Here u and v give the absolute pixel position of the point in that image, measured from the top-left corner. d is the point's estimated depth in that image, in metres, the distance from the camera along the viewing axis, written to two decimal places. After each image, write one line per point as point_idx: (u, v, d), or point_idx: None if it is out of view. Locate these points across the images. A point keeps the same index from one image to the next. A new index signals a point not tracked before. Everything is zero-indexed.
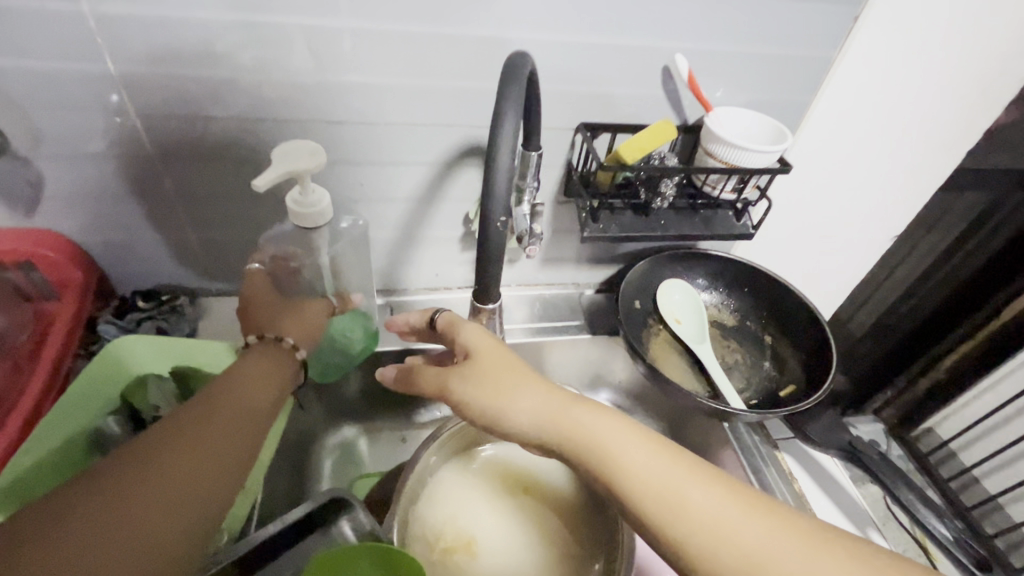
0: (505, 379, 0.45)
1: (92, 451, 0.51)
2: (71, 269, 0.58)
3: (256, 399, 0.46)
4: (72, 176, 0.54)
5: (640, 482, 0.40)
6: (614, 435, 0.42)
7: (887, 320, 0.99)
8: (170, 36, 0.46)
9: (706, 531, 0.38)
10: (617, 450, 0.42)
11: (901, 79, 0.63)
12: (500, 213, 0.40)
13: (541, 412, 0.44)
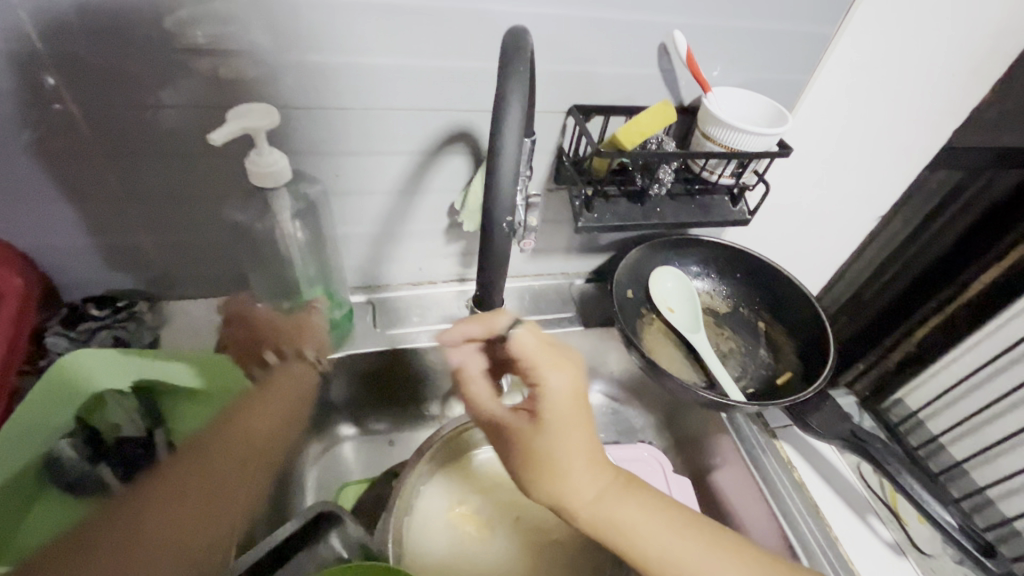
0: (574, 463, 0.43)
1: (51, 477, 0.47)
2: (9, 275, 0.52)
3: (250, 430, 0.55)
4: (4, 172, 0.48)
5: (653, 551, 0.45)
6: (650, 523, 0.45)
7: (858, 298, 0.97)
8: (113, 9, 0.40)
9: None
10: (645, 534, 0.45)
11: (900, 57, 0.61)
12: (506, 214, 0.37)
13: (574, 498, 0.44)
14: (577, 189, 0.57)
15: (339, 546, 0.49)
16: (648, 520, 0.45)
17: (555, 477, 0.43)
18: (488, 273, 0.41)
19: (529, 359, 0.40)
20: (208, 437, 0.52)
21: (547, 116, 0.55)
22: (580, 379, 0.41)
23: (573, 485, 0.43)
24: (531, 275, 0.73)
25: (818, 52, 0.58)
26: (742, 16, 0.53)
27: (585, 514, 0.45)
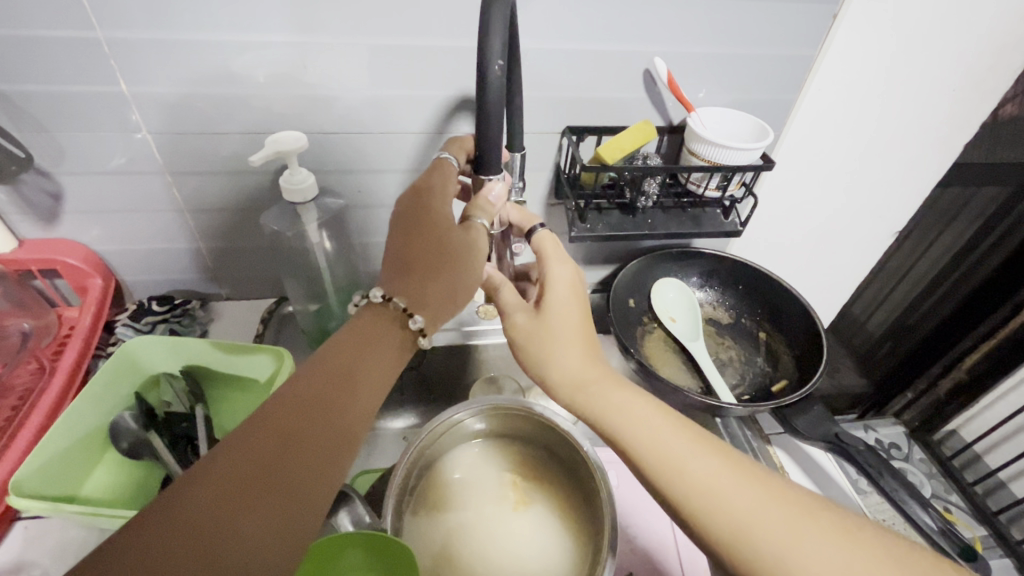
0: (563, 336, 0.48)
1: (113, 441, 0.55)
2: (92, 275, 0.63)
3: (368, 364, 0.43)
4: (91, 190, 0.58)
5: (641, 432, 0.44)
6: (643, 411, 0.45)
7: (903, 323, 0.97)
8: (182, 56, 0.50)
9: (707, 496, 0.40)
10: (638, 421, 0.45)
11: (894, 74, 0.63)
12: (496, 55, 0.39)
13: (573, 377, 0.47)
14: (570, 201, 0.62)
15: (347, 524, 0.50)
16: (642, 406, 0.45)
17: (560, 354, 0.48)
18: (485, 128, 0.43)
19: (546, 253, 0.52)
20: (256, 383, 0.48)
21: (543, 136, 0.61)
22: (579, 280, 0.51)
23: (563, 356, 0.48)
24: None
25: (803, 72, 0.61)
26: (723, 43, 0.57)
27: (576, 388, 0.47)
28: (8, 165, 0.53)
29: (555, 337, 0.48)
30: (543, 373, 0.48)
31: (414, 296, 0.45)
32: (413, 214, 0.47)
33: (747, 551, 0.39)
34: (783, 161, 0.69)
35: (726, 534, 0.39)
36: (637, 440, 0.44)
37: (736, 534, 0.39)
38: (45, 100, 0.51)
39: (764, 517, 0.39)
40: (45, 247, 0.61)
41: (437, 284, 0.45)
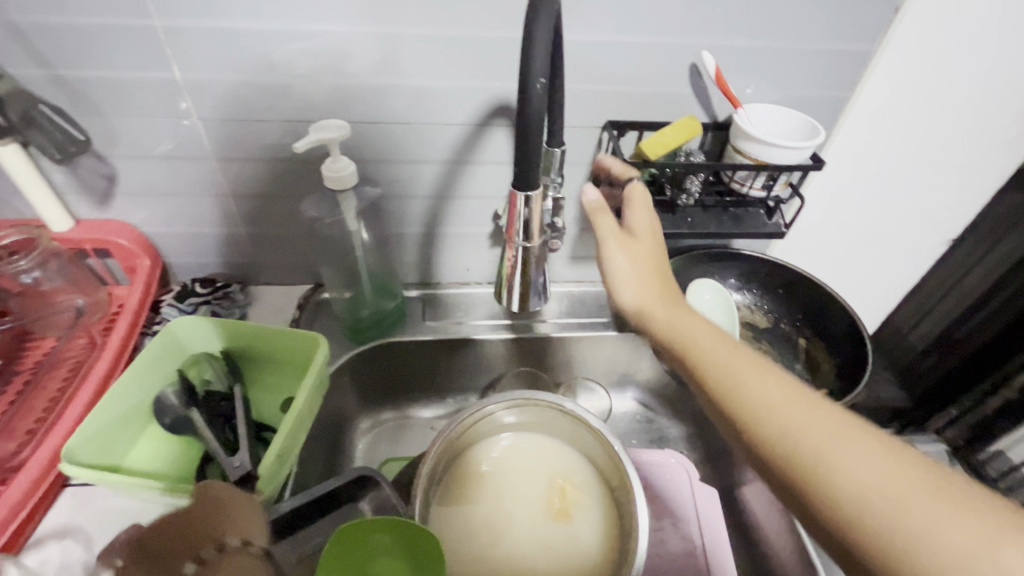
0: (645, 261, 0.48)
1: (156, 415, 0.57)
2: (141, 256, 0.65)
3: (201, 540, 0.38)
4: (143, 173, 0.60)
5: (712, 347, 0.43)
6: (716, 333, 0.44)
7: (950, 333, 0.89)
8: (230, 44, 0.51)
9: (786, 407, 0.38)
10: (711, 338, 0.43)
11: (957, 73, 0.60)
12: (541, 71, 0.34)
13: (646, 296, 0.47)
14: (609, 198, 0.61)
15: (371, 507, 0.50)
16: (716, 330, 0.44)
17: (634, 290, 0.47)
18: (528, 157, 0.37)
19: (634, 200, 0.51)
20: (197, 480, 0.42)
21: (581, 131, 0.60)
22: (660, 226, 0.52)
23: (639, 278, 0.47)
24: (572, 280, 0.77)
25: (859, 69, 0.59)
26: (775, 37, 0.55)
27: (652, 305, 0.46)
28: (68, 147, 0.54)
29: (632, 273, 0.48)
30: (617, 291, 0.48)
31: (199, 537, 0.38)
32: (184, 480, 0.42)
33: (828, 464, 0.35)
34: (831, 162, 0.67)
35: (805, 447, 0.36)
36: (708, 357, 0.42)
37: (820, 448, 0.35)
38: (103, 86, 0.53)
39: (847, 432, 0.36)
40: (99, 227, 0.64)
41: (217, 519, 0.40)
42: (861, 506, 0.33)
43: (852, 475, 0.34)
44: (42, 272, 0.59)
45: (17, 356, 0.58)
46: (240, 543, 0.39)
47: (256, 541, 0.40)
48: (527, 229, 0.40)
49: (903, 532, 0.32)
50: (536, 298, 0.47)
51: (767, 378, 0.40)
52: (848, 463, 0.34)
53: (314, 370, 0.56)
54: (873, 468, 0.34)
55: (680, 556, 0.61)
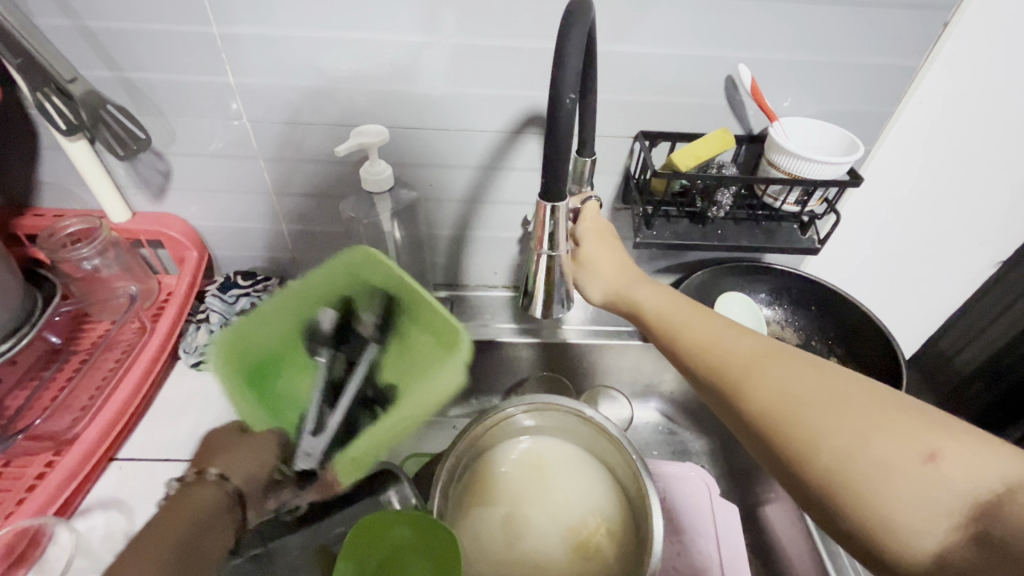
0: (600, 247, 0.52)
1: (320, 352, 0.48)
2: (189, 247, 0.69)
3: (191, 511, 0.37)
4: (194, 170, 0.64)
5: (653, 310, 0.46)
6: (658, 296, 0.47)
7: (996, 364, 0.88)
8: (278, 52, 0.54)
9: (709, 352, 0.40)
10: (656, 301, 0.46)
11: (1007, 90, 0.57)
12: (571, 86, 0.35)
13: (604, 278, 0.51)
14: (638, 207, 0.61)
15: (394, 503, 0.52)
16: (660, 292, 0.47)
17: (593, 272, 0.52)
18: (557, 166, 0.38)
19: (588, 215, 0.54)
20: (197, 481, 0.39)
21: (613, 140, 0.61)
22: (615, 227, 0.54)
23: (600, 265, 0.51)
24: None
25: (902, 84, 0.57)
26: (815, 49, 0.54)
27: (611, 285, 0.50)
28: (129, 144, 0.58)
29: (596, 246, 0.52)
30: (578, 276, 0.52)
31: (197, 500, 0.38)
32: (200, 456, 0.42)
33: (741, 403, 0.37)
34: (871, 178, 0.65)
35: (721, 386, 0.38)
36: (652, 316, 0.46)
37: (733, 389, 0.37)
38: (164, 87, 0.57)
39: (757, 371, 0.37)
40: (153, 219, 0.68)
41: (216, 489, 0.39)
42: (786, 433, 0.34)
43: (763, 410, 0.35)
44: (101, 263, 0.63)
45: (76, 336, 0.63)
46: (216, 476, 0.39)
47: (231, 480, 0.40)
48: (552, 241, 0.40)
49: (812, 452, 0.33)
50: (560, 305, 0.46)
51: (694, 327, 0.42)
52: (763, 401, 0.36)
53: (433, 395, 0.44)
54: (780, 397, 0.35)
55: (698, 570, 0.60)
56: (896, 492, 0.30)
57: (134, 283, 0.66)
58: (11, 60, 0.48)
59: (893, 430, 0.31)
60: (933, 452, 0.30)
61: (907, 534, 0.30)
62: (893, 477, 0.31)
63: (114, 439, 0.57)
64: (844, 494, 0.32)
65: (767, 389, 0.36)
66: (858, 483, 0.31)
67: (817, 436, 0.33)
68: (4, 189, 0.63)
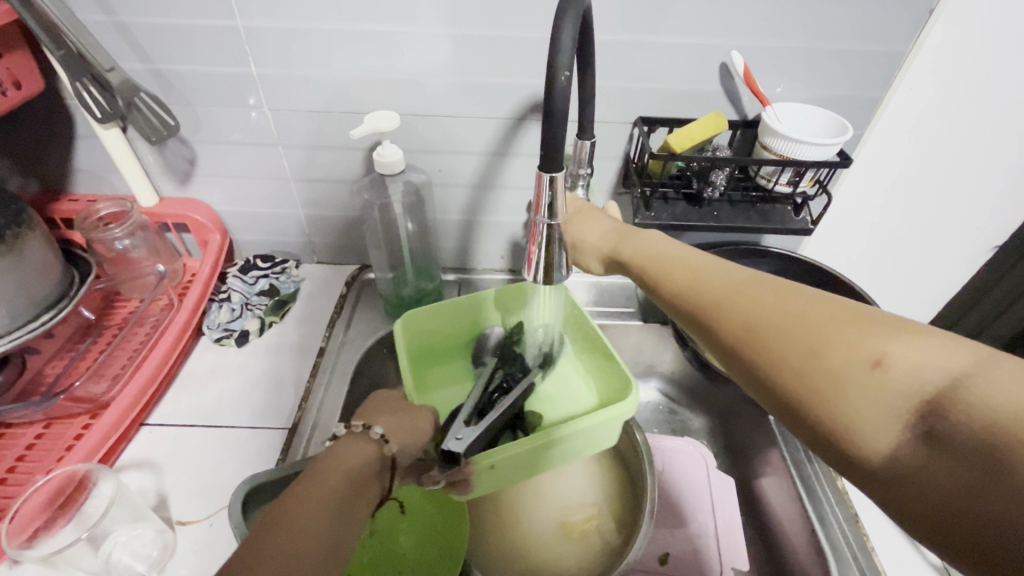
0: (589, 215, 0.55)
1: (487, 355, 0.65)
2: (212, 231, 0.73)
3: (356, 458, 0.41)
4: (218, 157, 0.68)
5: (637, 256, 0.49)
6: (642, 244, 0.50)
7: None
8: (297, 44, 0.58)
9: (683, 289, 0.43)
10: (638, 249, 0.49)
11: (994, 75, 0.59)
12: (565, 65, 0.38)
13: (592, 236, 0.54)
14: (637, 190, 0.64)
15: None
16: (644, 240, 0.50)
17: (583, 235, 0.55)
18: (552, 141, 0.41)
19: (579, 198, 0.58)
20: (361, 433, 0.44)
21: (613, 126, 0.64)
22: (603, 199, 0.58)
23: (589, 230, 0.54)
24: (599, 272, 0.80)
25: (891, 70, 0.59)
26: (805, 36, 0.57)
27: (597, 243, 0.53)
28: (161, 131, 0.61)
29: (592, 215, 0.55)
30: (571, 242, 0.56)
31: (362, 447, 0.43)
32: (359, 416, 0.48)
33: (712, 331, 0.40)
34: (864, 161, 0.67)
35: (696, 318, 0.42)
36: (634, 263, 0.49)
37: (706, 318, 0.41)
38: (191, 78, 0.61)
39: (726, 299, 0.40)
40: (179, 204, 0.72)
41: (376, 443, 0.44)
42: (750, 354, 0.38)
43: (730, 335, 0.39)
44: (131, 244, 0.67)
45: (107, 311, 0.68)
46: (380, 437, 0.44)
47: (391, 442, 0.45)
48: (551, 210, 0.42)
49: (773, 367, 0.36)
50: (560, 272, 0.48)
51: (672, 268, 0.45)
52: (729, 325, 0.39)
53: (595, 416, 0.52)
54: (743, 321, 0.38)
55: (693, 538, 0.63)
56: (845, 397, 0.33)
57: (161, 263, 0.71)
58: (54, 51, 0.53)
59: (842, 340, 0.34)
60: (879, 358, 0.33)
61: (862, 438, 0.32)
62: (843, 384, 0.33)
63: (144, 405, 0.62)
64: (804, 405, 0.35)
65: (733, 315, 0.39)
66: (814, 392, 0.34)
67: (775, 356, 0.36)
68: (43, 175, 0.68)
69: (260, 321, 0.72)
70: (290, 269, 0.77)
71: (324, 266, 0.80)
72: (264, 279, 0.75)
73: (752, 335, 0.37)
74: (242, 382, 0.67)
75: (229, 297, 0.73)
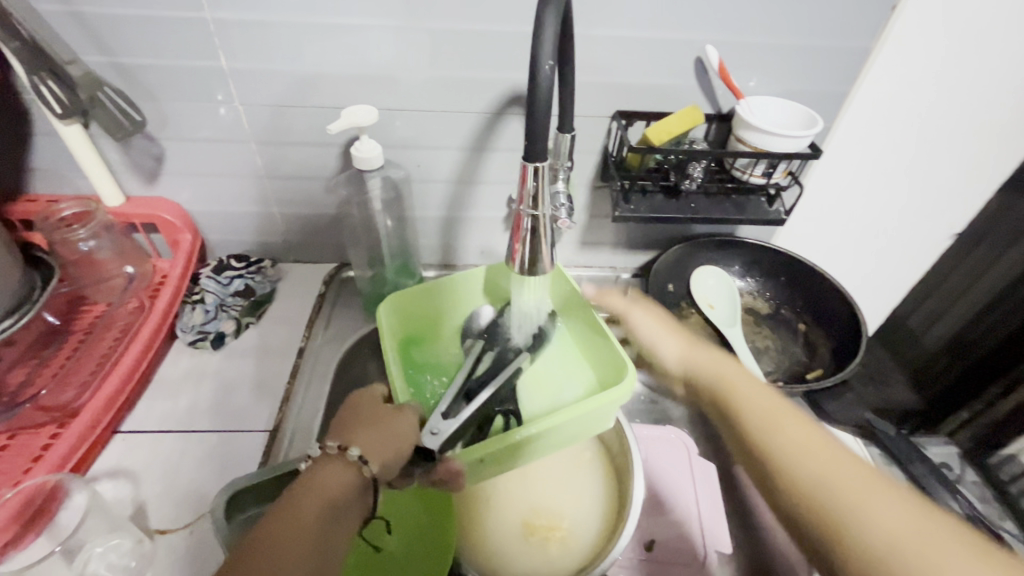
0: (663, 324, 0.60)
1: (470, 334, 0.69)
2: (183, 231, 0.70)
3: (329, 488, 0.41)
4: (186, 154, 0.66)
5: (717, 376, 0.53)
6: (729, 369, 0.53)
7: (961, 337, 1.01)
8: (268, 37, 0.57)
9: (770, 421, 0.46)
10: (721, 373, 0.53)
11: (952, 69, 0.62)
12: (548, 56, 0.38)
13: (680, 354, 0.57)
14: (616, 182, 0.65)
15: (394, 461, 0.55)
16: (732, 366, 0.54)
17: (662, 336, 0.59)
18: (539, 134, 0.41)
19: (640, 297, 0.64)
20: (334, 457, 0.43)
21: (592, 121, 0.64)
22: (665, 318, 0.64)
23: (658, 336, 0.59)
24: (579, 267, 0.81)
25: (858, 64, 0.62)
26: (775, 31, 0.59)
27: (681, 361, 0.57)
28: (126, 127, 0.58)
29: (657, 315, 0.61)
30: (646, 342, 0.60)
31: (336, 473, 0.42)
32: (344, 425, 0.47)
33: (798, 470, 0.42)
34: (834, 152, 0.69)
35: (783, 453, 0.44)
36: (720, 387, 0.52)
37: (788, 461, 0.43)
38: (157, 72, 0.59)
39: (812, 446, 0.43)
40: (146, 203, 0.69)
41: (353, 466, 0.43)
42: (836, 501, 0.39)
43: (814, 477, 0.41)
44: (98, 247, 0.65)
45: (73, 317, 0.65)
46: (357, 458, 0.43)
47: (370, 464, 0.44)
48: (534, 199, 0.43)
49: (861, 519, 0.37)
50: (545, 263, 0.49)
51: (759, 403, 0.48)
52: (816, 469, 0.41)
53: (591, 405, 0.53)
54: (832, 467, 0.41)
55: (679, 524, 0.64)
56: (948, 561, 0.34)
57: (130, 266, 0.68)
58: (8, 43, 0.50)
59: (936, 515, 0.36)
60: (978, 539, 0.35)
61: None
62: (945, 555, 0.34)
63: (117, 412, 0.59)
64: (890, 560, 0.35)
65: (824, 460, 0.42)
66: (907, 550, 0.35)
67: (866, 510, 0.37)
68: None
69: (237, 322, 0.70)
70: (265, 269, 0.74)
71: (300, 264, 0.79)
72: (239, 279, 0.72)
73: (840, 479, 0.40)
74: (219, 386, 0.65)
75: (202, 300, 0.70)
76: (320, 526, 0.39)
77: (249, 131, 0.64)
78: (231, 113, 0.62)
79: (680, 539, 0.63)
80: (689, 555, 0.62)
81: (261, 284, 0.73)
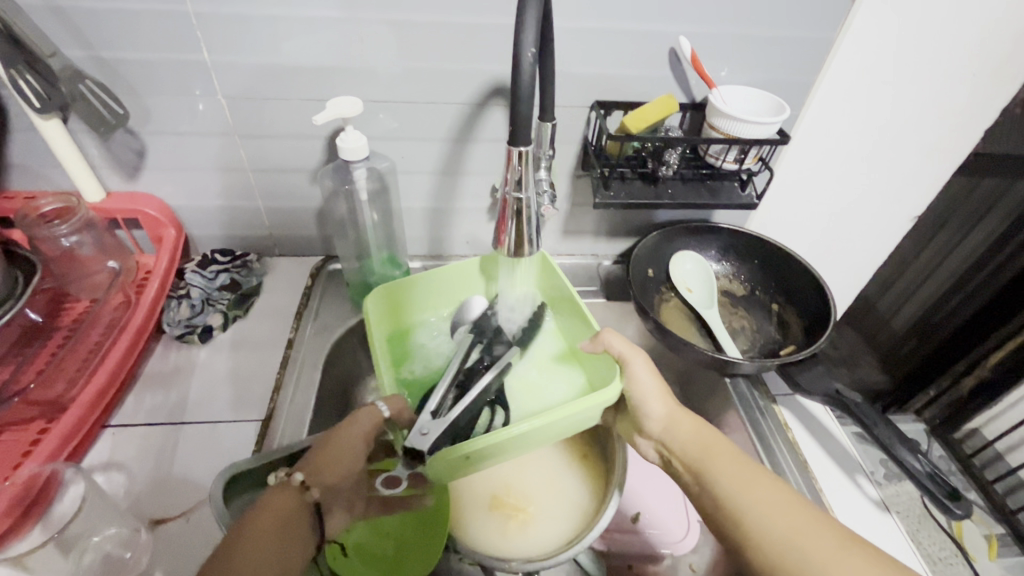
0: (655, 383, 0.57)
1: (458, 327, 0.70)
2: (166, 226, 0.70)
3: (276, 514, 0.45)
4: (168, 148, 0.66)
5: (701, 448, 0.53)
6: (714, 439, 0.53)
7: (926, 323, 1.06)
8: (251, 30, 0.57)
9: (758, 503, 0.47)
10: (705, 441, 0.53)
11: (908, 60, 0.66)
12: (529, 44, 0.40)
13: (668, 419, 0.56)
14: (596, 170, 0.67)
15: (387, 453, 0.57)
16: (719, 437, 0.54)
17: (651, 400, 0.56)
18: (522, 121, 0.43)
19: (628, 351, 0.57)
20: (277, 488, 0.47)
21: (572, 110, 0.66)
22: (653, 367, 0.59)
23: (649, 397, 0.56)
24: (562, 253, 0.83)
25: (822, 54, 0.65)
26: (745, 22, 0.61)
27: (669, 428, 0.55)
28: (108, 120, 0.59)
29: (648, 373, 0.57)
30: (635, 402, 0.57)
31: (282, 499, 0.46)
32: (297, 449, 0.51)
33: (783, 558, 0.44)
34: (802, 139, 0.73)
35: (771, 542, 0.45)
36: (703, 460, 0.52)
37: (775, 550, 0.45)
38: (138, 66, 0.59)
39: (799, 533, 0.45)
40: (128, 198, 0.69)
41: (297, 491, 0.47)
42: None
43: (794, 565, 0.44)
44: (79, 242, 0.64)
45: (57, 313, 0.65)
46: (300, 483, 0.47)
47: (312, 488, 0.48)
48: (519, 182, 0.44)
49: None
50: (531, 245, 0.50)
51: (749, 481, 0.49)
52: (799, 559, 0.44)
53: (580, 406, 0.54)
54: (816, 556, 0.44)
55: (663, 497, 0.67)
56: None
57: (111, 260, 0.67)
58: None
59: None
60: None
61: None
62: None
63: (106, 405, 0.60)
64: None
65: (811, 546, 0.44)
66: None
67: None
68: None
69: (224, 315, 0.71)
70: (250, 263, 0.75)
71: (285, 258, 0.79)
72: (224, 273, 0.72)
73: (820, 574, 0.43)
74: (208, 379, 0.66)
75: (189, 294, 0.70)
76: (275, 548, 0.43)
77: (232, 124, 0.64)
78: (215, 107, 0.63)
79: (665, 510, 0.66)
80: (672, 525, 0.65)
81: (247, 278, 0.74)
